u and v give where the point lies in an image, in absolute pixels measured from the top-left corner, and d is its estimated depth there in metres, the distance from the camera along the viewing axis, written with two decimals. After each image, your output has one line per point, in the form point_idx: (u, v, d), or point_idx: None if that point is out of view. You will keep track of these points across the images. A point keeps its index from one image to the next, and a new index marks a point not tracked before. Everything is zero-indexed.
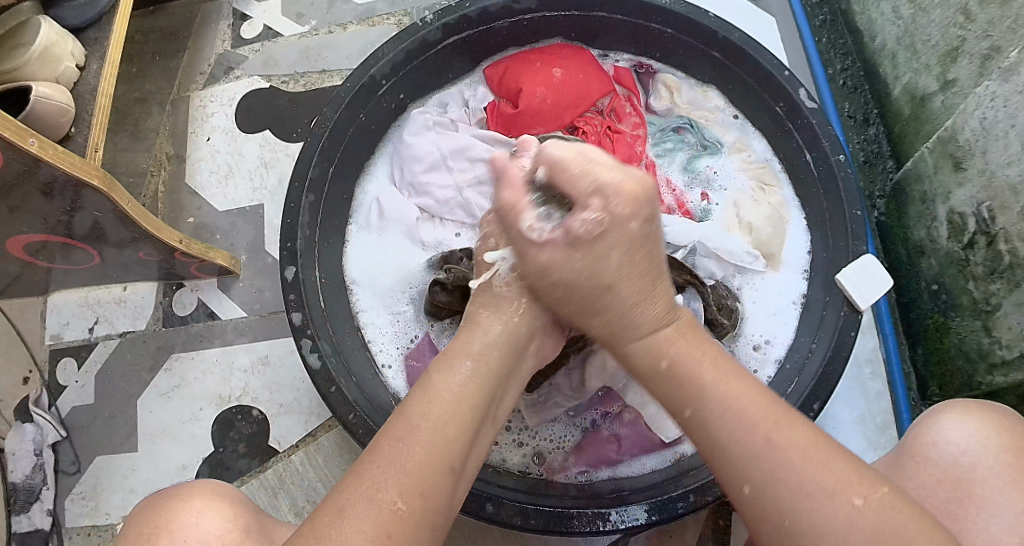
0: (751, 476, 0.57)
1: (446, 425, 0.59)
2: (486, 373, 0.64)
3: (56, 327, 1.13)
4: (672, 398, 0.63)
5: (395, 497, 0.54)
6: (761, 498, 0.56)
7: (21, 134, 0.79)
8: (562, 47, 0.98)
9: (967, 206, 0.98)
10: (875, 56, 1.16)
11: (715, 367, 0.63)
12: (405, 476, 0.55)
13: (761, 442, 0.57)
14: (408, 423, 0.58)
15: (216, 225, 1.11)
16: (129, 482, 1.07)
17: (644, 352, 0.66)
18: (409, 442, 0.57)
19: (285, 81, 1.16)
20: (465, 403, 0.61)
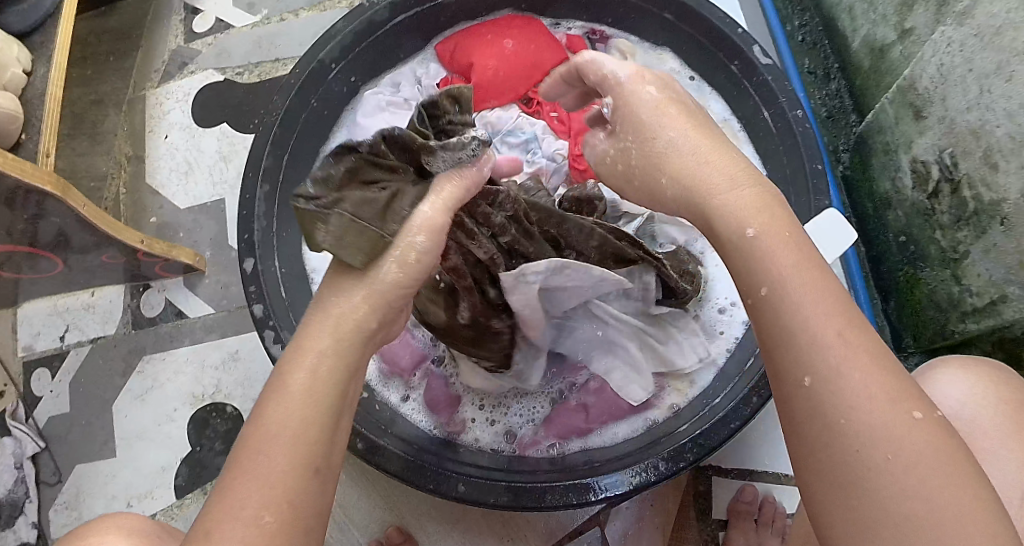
0: (814, 367, 0.49)
1: (304, 419, 0.50)
2: (339, 344, 0.53)
3: (27, 338, 1.12)
4: (747, 272, 0.53)
5: (259, 510, 0.47)
6: (822, 394, 0.48)
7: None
8: (511, 18, 0.96)
9: (930, 154, 0.97)
10: (832, 10, 1.15)
11: (797, 250, 0.53)
12: (268, 488, 0.48)
13: (831, 337, 0.49)
14: (262, 430, 0.50)
15: (179, 223, 1.10)
16: (110, 489, 1.06)
17: (728, 221, 0.56)
18: (265, 451, 0.49)
19: (240, 73, 1.14)
20: (322, 387, 0.51)
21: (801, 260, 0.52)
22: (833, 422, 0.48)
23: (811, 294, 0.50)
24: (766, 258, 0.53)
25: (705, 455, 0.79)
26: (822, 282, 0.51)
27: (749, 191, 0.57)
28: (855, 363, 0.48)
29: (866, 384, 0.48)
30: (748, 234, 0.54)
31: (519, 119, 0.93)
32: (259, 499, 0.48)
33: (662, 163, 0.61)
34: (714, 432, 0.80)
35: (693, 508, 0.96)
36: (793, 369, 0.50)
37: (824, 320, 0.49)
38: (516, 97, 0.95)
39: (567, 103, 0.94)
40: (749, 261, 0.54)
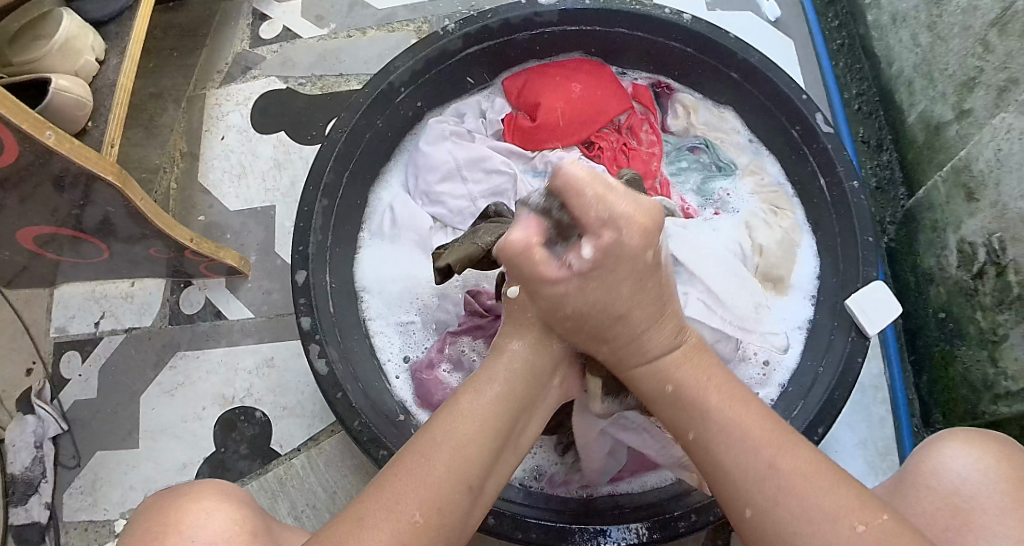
0: (752, 500, 0.55)
1: (476, 440, 0.58)
2: (513, 386, 0.63)
3: (62, 320, 1.13)
4: (677, 422, 0.62)
5: (417, 509, 0.54)
6: (761, 523, 0.54)
7: (39, 126, 0.79)
8: (582, 62, 0.98)
9: (978, 236, 0.98)
10: (891, 82, 1.16)
11: (723, 392, 0.61)
12: (425, 487, 0.55)
13: (763, 467, 0.56)
14: (430, 439, 0.57)
15: (228, 224, 1.11)
16: (128, 479, 1.06)
17: (655, 378, 0.65)
18: (431, 456, 0.56)
19: (303, 83, 1.16)
20: (494, 417, 0.60)
21: (728, 398, 0.61)
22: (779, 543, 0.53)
23: (749, 427, 0.58)
24: (702, 398, 0.61)
25: None
26: (756, 417, 0.59)
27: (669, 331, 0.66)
28: (794, 485, 0.54)
29: (809, 504, 0.53)
30: (673, 383, 0.64)
31: (581, 161, 0.92)
32: (409, 491, 0.54)
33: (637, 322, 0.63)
34: None
35: None
36: (736, 500, 0.56)
37: (752, 449, 0.57)
38: (578, 140, 0.95)
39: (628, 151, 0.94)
40: (685, 407, 0.62)
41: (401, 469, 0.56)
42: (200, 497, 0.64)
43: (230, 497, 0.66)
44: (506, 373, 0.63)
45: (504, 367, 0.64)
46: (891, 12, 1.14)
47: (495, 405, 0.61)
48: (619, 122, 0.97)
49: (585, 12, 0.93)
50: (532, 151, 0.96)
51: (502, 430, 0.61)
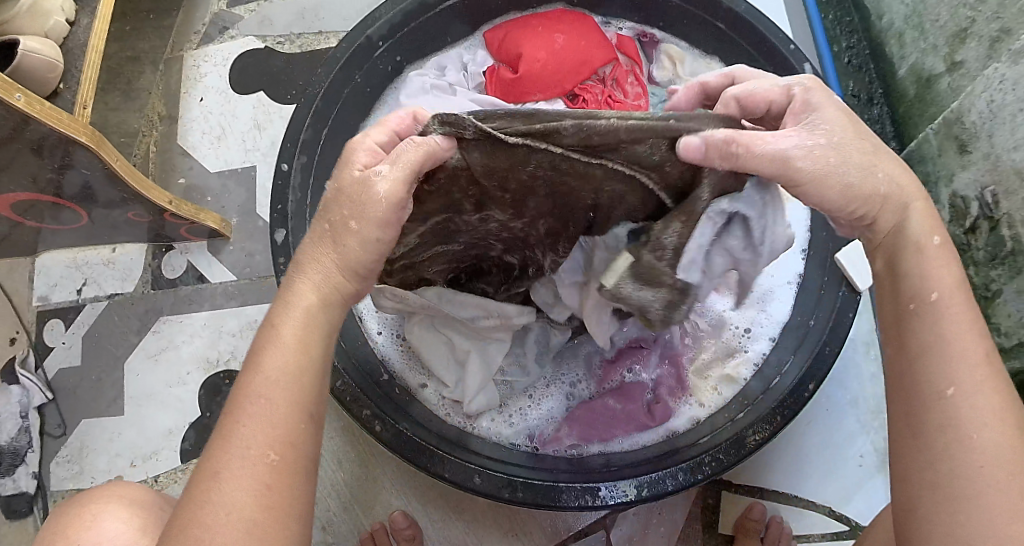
0: (957, 380, 0.53)
1: (300, 363, 0.56)
2: (325, 300, 0.59)
3: (43, 289, 1.11)
4: (911, 284, 0.57)
5: (263, 448, 0.52)
6: (958, 405, 0.52)
7: (7, 89, 0.76)
8: (564, 13, 0.96)
9: (970, 189, 0.96)
10: (882, 35, 1.14)
11: (952, 279, 0.56)
12: (270, 427, 0.53)
13: (966, 362, 0.53)
14: (262, 379, 0.54)
15: (208, 185, 1.09)
16: (114, 447, 1.05)
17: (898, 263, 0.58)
18: (266, 397, 0.54)
19: (281, 42, 1.13)
20: (314, 339, 0.57)
21: (957, 285, 0.56)
22: (942, 434, 0.52)
23: (959, 329, 0.55)
24: (936, 278, 0.56)
25: (722, 470, 0.79)
26: (973, 326, 0.55)
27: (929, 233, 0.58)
28: (977, 399, 0.52)
29: (980, 412, 0.52)
30: (935, 241, 0.58)
31: None
32: (256, 436, 0.53)
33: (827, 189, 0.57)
34: (733, 450, 0.79)
35: (702, 520, 0.96)
36: (936, 377, 0.54)
37: (964, 351, 0.54)
38: (560, 92, 0.93)
39: (614, 104, 0.92)
40: (907, 281, 0.57)
41: (245, 417, 0.53)
42: (92, 500, 0.68)
43: (129, 490, 0.71)
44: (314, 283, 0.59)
45: (316, 273, 0.59)
46: None
47: (313, 319, 0.58)
48: (603, 74, 0.95)
49: None
50: (514, 103, 0.93)
51: (321, 338, 0.58)
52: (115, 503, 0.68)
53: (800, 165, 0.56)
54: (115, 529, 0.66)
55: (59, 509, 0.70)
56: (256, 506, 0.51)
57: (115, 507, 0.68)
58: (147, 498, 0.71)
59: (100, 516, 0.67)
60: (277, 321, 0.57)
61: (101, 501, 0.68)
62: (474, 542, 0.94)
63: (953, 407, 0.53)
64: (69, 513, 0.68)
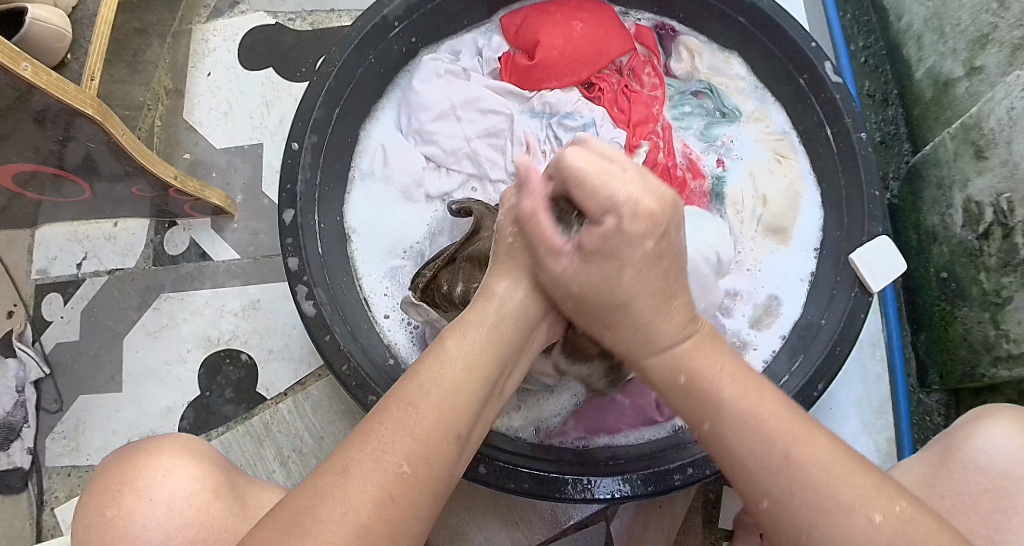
0: (770, 491, 0.54)
1: (462, 386, 0.57)
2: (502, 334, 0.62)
3: (43, 261, 1.10)
4: (687, 411, 0.60)
5: (400, 456, 0.52)
6: (782, 515, 0.53)
7: (13, 57, 0.74)
8: (583, 0, 0.94)
9: (985, 195, 0.95)
10: (900, 35, 1.13)
11: (749, 389, 0.58)
12: (411, 435, 0.53)
13: (779, 459, 0.54)
14: (415, 386, 0.56)
15: (213, 162, 1.08)
16: (111, 424, 1.04)
17: (666, 370, 0.63)
18: (418, 404, 0.55)
19: (292, 19, 1.11)
20: (481, 366, 0.59)
21: (743, 388, 0.58)
22: (796, 538, 0.53)
23: (771, 420, 0.56)
24: (709, 387, 0.59)
25: None
26: (783, 415, 0.56)
27: (700, 342, 0.63)
28: (822, 479, 0.53)
29: (834, 492, 0.52)
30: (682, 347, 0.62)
31: (580, 102, 0.91)
32: (392, 439, 0.53)
33: (627, 326, 0.65)
34: None
35: (702, 515, 0.95)
36: (753, 493, 0.55)
37: (775, 440, 0.55)
38: (577, 81, 0.92)
39: (629, 93, 0.92)
40: (691, 400, 0.60)
41: (389, 418, 0.54)
42: (155, 449, 0.68)
43: (196, 443, 0.71)
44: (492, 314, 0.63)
45: (489, 305, 0.64)
46: None
47: (480, 352, 0.60)
48: (620, 63, 0.94)
49: None
50: (529, 91, 0.93)
51: (488, 375, 0.59)
52: (184, 456, 0.67)
53: (627, 300, 0.64)
54: (186, 488, 0.65)
55: (109, 457, 0.70)
56: (374, 515, 0.50)
57: (183, 464, 0.67)
58: (210, 456, 0.71)
59: (171, 467, 0.66)
60: (444, 346, 0.59)
61: (168, 457, 0.67)
62: (474, 530, 0.93)
63: (799, 499, 0.53)
64: (131, 459, 0.67)
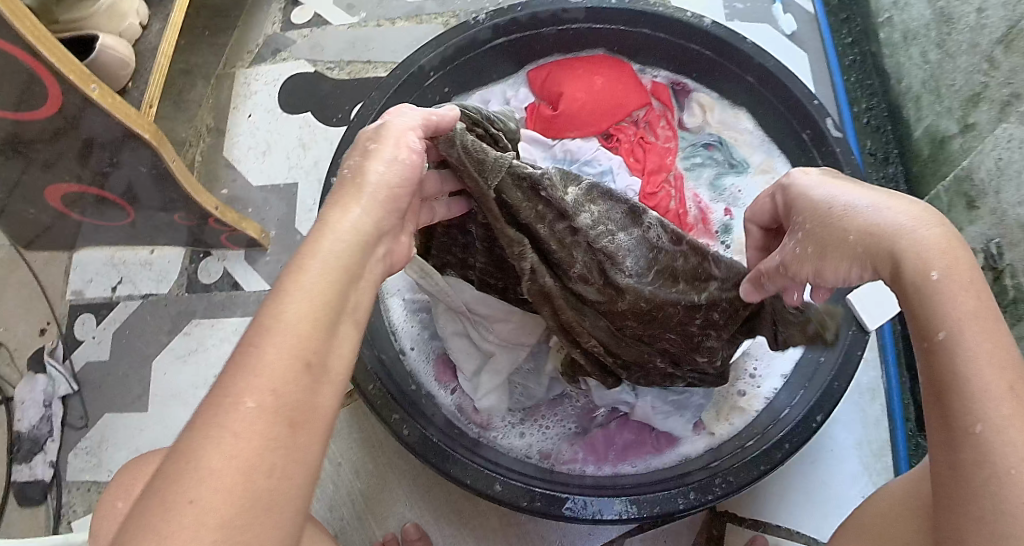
0: (984, 415, 0.49)
1: (311, 308, 0.48)
2: (338, 245, 0.52)
3: (78, 283, 1.16)
4: (924, 316, 0.53)
5: (253, 394, 0.44)
6: (991, 441, 0.48)
7: (85, 79, 0.80)
8: (604, 58, 1.02)
9: (977, 241, 1.00)
10: (900, 98, 1.20)
11: (979, 301, 0.52)
12: (261, 372, 0.44)
13: (999, 390, 0.49)
14: (264, 318, 0.47)
15: (250, 199, 1.14)
16: (134, 441, 1.08)
17: (914, 265, 0.54)
18: (262, 339, 0.46)
19: (331, 68, 1.19)
20: (325, 284, 0.49)
21: (980, 308, 0.52)
22: (999, 472, 0.48)
23: (988, 347, 0.50)
24: (949, 306, 0.52)
25: (732, 492, 0.81)
26: (998, 343, 0.50)
27: (938, 229, 0.55)
28: (1019, 421, 0.48)
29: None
30: (934, 277, 0.53)
31: (598, 151, 0.95)
32: (243, 379, 0.44)
33: (846, 231, 0.57)
34: (744, 474, 0.82)
35: None
36: (964, 415, 0.50)
37: (993, 367, 0.49)
38: (597, 131, 0.98)
39: (644, 145, 0.98)
40: (931, 309, 0.52)
41: (239, 360, 0.45)
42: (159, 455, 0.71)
43: None
44: (330, 238, 0.52)
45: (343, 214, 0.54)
46: (902, 30, 1.18)
47: (323, 269, 0.50)
48: (636, 117, 1.01)
49: (610, 11, 0.97)
50: (552, 139, 0.99)
51: (339, 297, 0.50)
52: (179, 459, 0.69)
53: (848, 217, 0.57)
54: None
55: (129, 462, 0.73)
56: (265, 458, 0.43)
57: None
58: None
59: None
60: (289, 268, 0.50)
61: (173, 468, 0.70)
62: None
63: (1012, 437, 0.48)
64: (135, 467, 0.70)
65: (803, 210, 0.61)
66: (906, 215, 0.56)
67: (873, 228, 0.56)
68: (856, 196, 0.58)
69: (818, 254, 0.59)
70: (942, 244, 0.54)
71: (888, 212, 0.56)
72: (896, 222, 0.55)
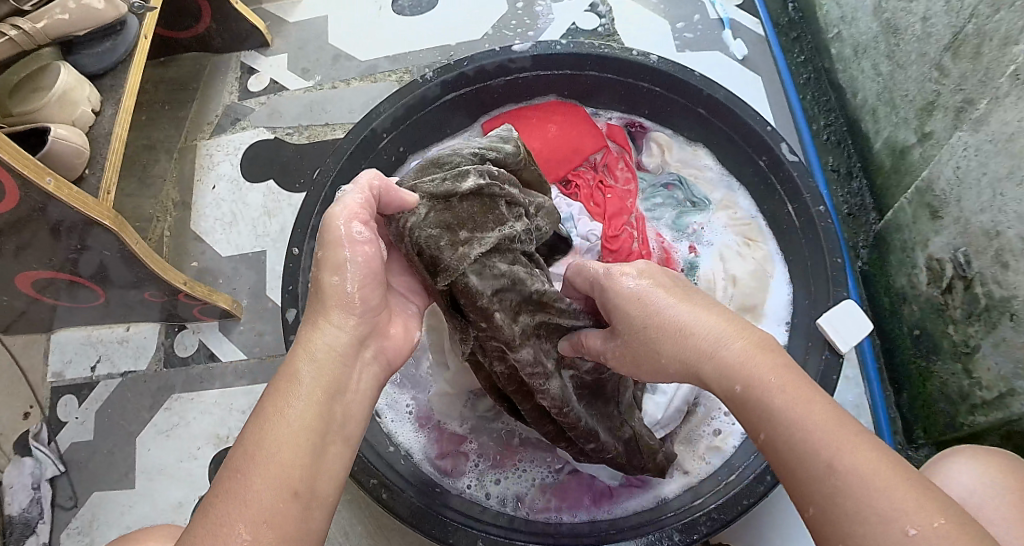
0: (817, 496, 0.50)
1: (293, 437, 0.55)
2: (312, 371, 0.59)
3: (58, 365, 1.16)
4: (743, 420, 0.57)
5: (240, 526, 0.50)
6: (823, 520, 0.49)
7: (38, 172, 0.83)
8: (557, 106, 1.04)
9: (945, 252, 1.01)
10: (857, 112, 1.21)
11: (792, 389, 0.55)
12: (243, 503, 0.51)
13: (825, 466, 0.50)
14: (247, 451, 0.54)
15: (220, 270, 1.15)
16: (124, 519, 1.08)
17: (720, 378, 0.59)
18: (246, 471, 0.53)
19: (290, 133, 1.21)
20: (304, 414, 0.56)
21: (788, 386, 0.55)
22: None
23: (813, 423, 0.52)
24: (766, 400, 0.55)
25: (717, 530, 0.81)
26: (824, 417, 0.52)
27: (744, 335, 0.60)
28: (867, 491, 0.48)
29: (865, 509, 0.47)
30: (737, 389, 0.57)
31: (558, 199, 0.97)
32: (229, 512, 0.51)
33: (659, 357, 0.64)
34: (725, 510, 0.82)
35: None
36: (802, 497, 0.51)
37: (821, 444, 0.51)
38: (556, 178, 1.02)
39: (603, 189, 1.00)
40: (749, 415, 0.56)
41: (226, 494, 0.52)
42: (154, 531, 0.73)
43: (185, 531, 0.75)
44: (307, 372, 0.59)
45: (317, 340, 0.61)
46: (853, 44, 1.20)
47: (306, 403, 0.57)
48: (595, 160, 1.04)
49: (559, 56, 0.98)
50: None
51: (323, 423, 0.57)
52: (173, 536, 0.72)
53: (660, 330, 0.63)
54: None
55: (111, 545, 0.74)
56: None
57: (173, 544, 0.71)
58: None
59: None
60: (270, 404, 0.57)
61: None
62: None
63: (855, 513, 0.48)
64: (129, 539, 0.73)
65: (623, 317, 0.67)
66: (706, 321, 0.62)
67: (682, 334, 0.62)
68: (660, 296, 0.65)
69: (645, 364, 0.66)
70: (745, 347, 0.59)
71: (688, 321, 0.63)
72: (699, 326, 0.61)
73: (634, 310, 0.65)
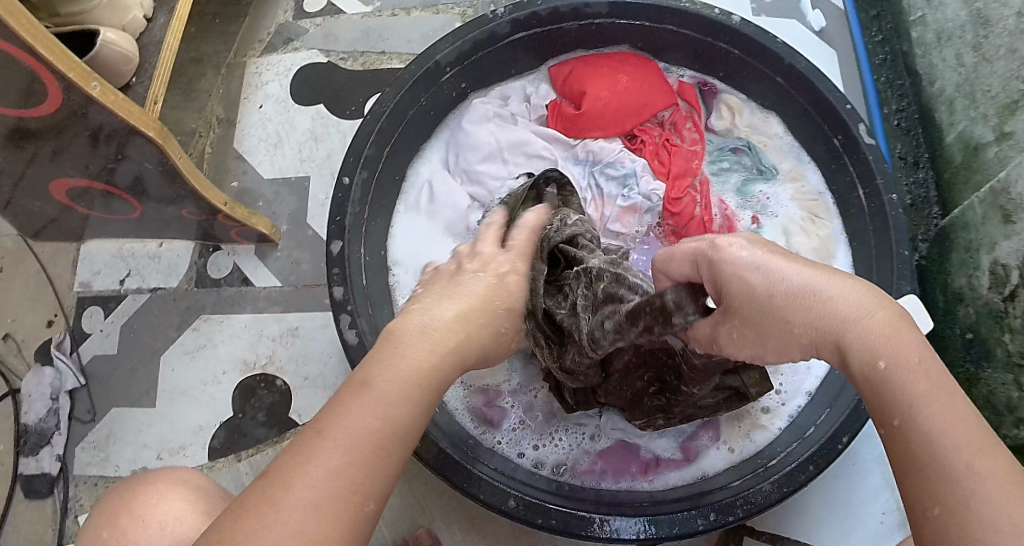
0: (942, 497, 0.45)
1: (397, 407, 0.52)
2: (419, 350, 0.55)
3: (86, 275, 1.14)
4: (873, 405, 0.50)
5: (359, 495, 0.48)
6: (950, 524, 0.44)
7: (85, 77, 0.77)
8: (628, 56, 0.99)
9: (1012, 258, 0.96)
10: (932, 101, 1.16)
11: (930, 378, 0.49)
12: (361, 471, 0.48)
13: (960, 468, 0.45)
14: (349, 413, 0.50)
15: (260, 193, 1.12)
16: (142, 437, 1.07)
17: (859, 353, 0.51)
18: (352, 433, 0.49)
19: (343, 59, 1.17)
20: (411, 390, 0.53)
21: (932, 389, 0.49)
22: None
23: (946, 423, 0.47)
24: (904, 389, 0.49)
25: (754, 514, 0.78)
26: (961, 420, 0.47)
27: (882, 312, 0.52)
28: (988, 497, 0.44)
29: (997, 518, 0.43)
30: (881, 365, 0.50)
31: (622, 153, 0.95)
32: (335, 473, 0.47)
33: (789, 324, 0.54)
34: (765, 497, 0.79)
35: None
36: (923, 497, 0.45)
37: (954, 445, 0.46)
38: (620, 131, 0.98)
39: (669, 147, 0.96)
40: (883, 395, 0.49)
41: (327, 453, 0.47)
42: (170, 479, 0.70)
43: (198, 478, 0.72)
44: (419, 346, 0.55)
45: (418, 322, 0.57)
46: (936, 30, 1.14)
47: (411, 371, 0.53)
48: (663, 117, 1.00)
49: (634, 6, 0.94)
50: (574, 138, 0.98)
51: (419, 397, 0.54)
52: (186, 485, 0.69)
53: (786, 307, 0.55)
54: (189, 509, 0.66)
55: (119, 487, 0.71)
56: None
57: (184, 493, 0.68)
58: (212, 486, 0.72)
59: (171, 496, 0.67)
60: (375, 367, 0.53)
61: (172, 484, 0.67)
62: None
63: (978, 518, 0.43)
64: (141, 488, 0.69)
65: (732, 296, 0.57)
66: (839, 296, 0.53)
67: (816, 303, 0.53)
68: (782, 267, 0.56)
69: (763, 336, 0.57)
70: (883, 324, 0.52)
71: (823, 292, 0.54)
72: (829, 300, 0.53)
73: (754, 285, 0.56)
